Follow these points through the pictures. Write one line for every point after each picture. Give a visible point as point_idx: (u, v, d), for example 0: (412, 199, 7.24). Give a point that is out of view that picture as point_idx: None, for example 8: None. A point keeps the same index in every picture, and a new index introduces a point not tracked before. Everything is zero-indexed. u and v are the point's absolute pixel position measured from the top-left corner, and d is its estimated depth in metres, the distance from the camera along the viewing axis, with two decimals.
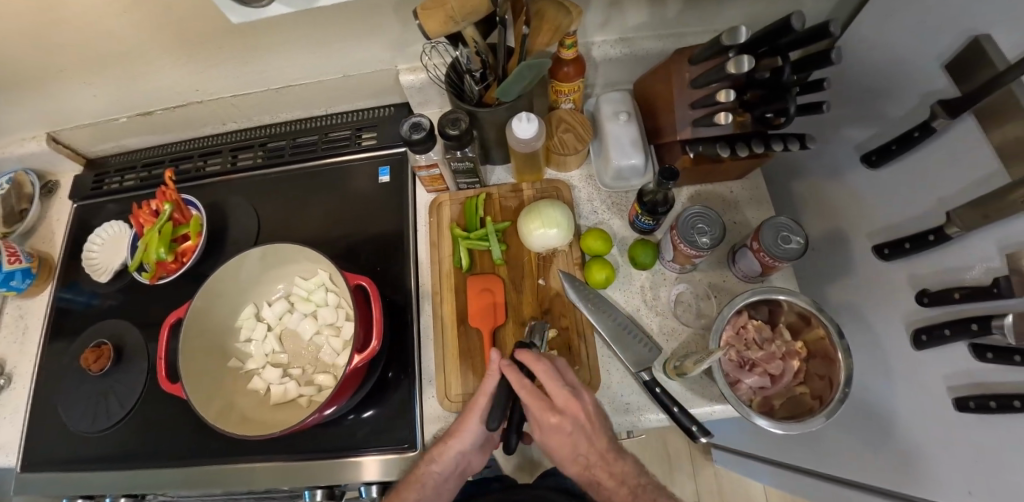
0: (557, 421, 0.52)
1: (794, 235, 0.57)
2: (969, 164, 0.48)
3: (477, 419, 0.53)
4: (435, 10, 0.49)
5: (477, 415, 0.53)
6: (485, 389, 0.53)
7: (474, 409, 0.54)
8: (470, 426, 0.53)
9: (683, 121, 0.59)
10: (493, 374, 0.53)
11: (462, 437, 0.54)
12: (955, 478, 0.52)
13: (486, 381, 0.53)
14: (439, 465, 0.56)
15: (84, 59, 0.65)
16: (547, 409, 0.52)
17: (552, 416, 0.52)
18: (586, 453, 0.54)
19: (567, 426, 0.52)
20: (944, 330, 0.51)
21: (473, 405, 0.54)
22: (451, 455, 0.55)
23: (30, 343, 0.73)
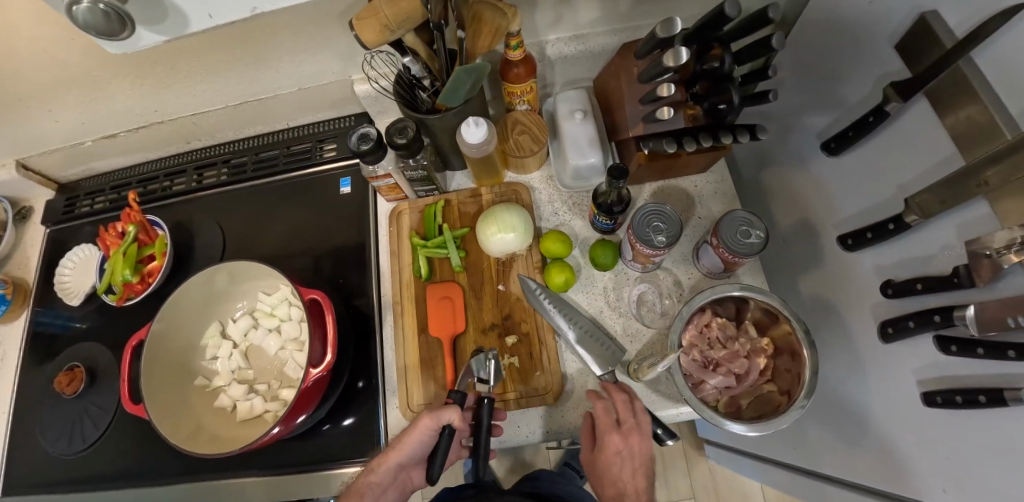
0: (615, 439, 0.52)
1: (754, 229, 0.55)
2: (926, 148, 0.47)
3: (419, 437, 0.54)
4: (368, 20, 0.48)
5: (420, 435, 0.54)
6: (441, 416, 0.53)
7: (418, 428, 0.54)
8: (411, 441, 0.54)
9: (636, 118, 0.57)
10: (455, 410, 0.53)
11: (405, 448, 0.54)
12: (929, 477, 0.50)
13: (443, 411, 0.53)
14: (381, 476, 0.54)
15: (41, 87, 0.65)
16: (610, 427, 0.52)
17: (612, 435, 0.52)
18: (627, 480, 0.54)
19: (624, 448, 0.53)
20: (909, 322, 0.49)
21: (418, 425, 0.53)
22: (392, 467, 0.55)
23: (8, 368, 0.74)
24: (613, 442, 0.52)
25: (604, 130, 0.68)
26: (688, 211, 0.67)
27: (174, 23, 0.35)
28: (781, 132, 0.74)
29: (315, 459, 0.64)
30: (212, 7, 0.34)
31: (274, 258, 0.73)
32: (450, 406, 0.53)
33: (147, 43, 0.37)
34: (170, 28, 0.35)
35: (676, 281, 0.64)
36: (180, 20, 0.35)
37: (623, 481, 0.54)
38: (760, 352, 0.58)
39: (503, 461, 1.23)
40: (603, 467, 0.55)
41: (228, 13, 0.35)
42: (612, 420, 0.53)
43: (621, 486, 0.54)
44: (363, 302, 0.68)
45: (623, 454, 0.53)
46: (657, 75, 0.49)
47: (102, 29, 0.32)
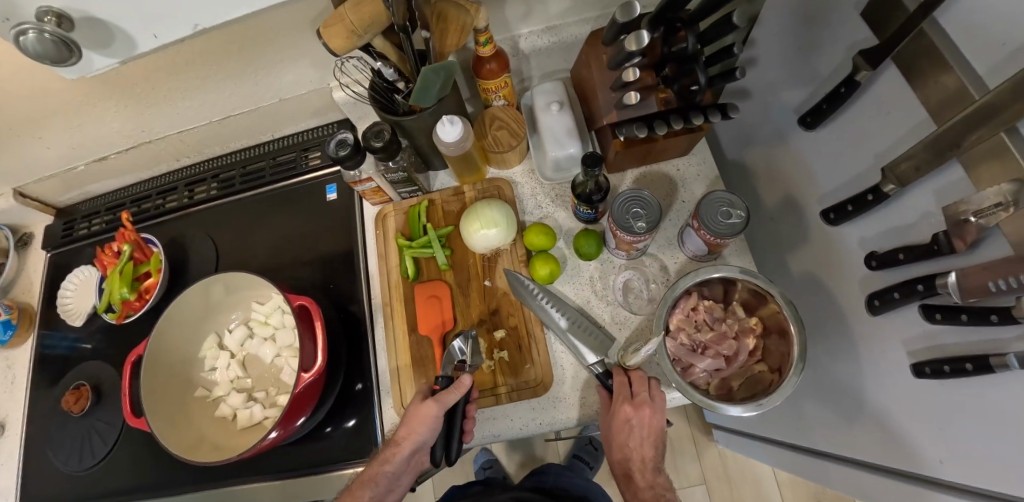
0: (627, 411, 0.53)
1: (735, 209, 0.55)
2: (902, 115, 0.46)
3: (426, 426, 0.52)
4: (335, 26, 0.48)
5: (428, 423, 0.52)
6: (446, 401, 0.52)
7: (423, 417, 0.52)
8: (417, 429, 0.52)
9: (609, 105, 0.57)
10: (457, 390, 0.53)
11: (411, 437, 0.53)
12: (926, 449, 0.49)
13: (448, 395, 0.53)
14: (393, 465, 0.54)
15: (28, 116, 0.67)
16: (622, 400, 0.53)
17: (624, 408, 0.53)
18: (636, 449, 0.56)
19: (635, 420, 0.53)
20: (894, 294, 0.49)
21: (423, 414, 0.53)
22: (405, 455, 0.53)
23: (19, 391, 0.76)
24: (625, 415, 0.53)
25: (583, 120, 0.68)
26: (671, 196, 0.67)
27: (122, 45, 0.37)
28: (762, 111, 0.73)
29: (319, 462, 0.65)
30: (154, 27, 0.36)
31: (266, 268, 0.74)
32: (452, 390, 0.53)
33: (101, 66, 0.39)
34: (120, 50, 0.38)
35: (662, 266, 0.64)
36: (127, 42, 0.37)
37: (631, 449, 0.56)
38: (749, 332, 0.58)
39: (513, 456, 1.24)
40: (612, 438, 0.56)
41: (173, 32, 0.37)
42: (625, 393, 0.54)
43: (629, 453, 0.56)
44: (356, 306, 0.69)
45: (634, 424, 0.53)
46: (623, 60, 0.49)
47: (55, 56, 0.35)
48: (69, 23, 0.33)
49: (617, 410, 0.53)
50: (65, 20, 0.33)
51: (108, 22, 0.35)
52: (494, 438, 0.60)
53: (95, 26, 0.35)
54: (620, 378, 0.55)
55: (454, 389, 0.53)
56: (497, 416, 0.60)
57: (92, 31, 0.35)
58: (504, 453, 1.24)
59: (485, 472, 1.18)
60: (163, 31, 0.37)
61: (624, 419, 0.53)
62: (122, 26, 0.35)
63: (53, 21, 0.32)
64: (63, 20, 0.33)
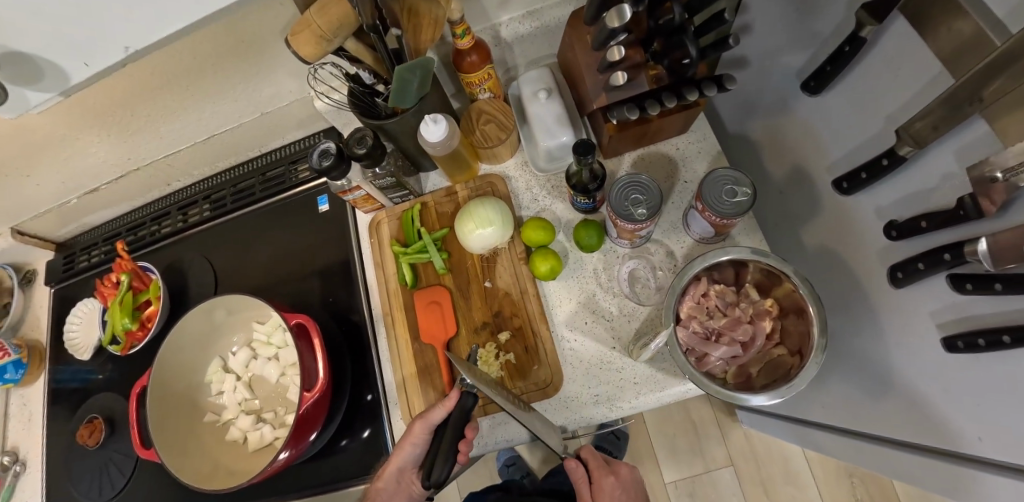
0: (610, 479, 0.58)
1: (740, 187, 0.52)
2: (916, 70, 0.43)
3: (412, 443, 0.53)
4: (303, 33, 0.46)
5: (415, 439, 0.53)
6: (431, 419, 0.52)
7: (411, 435, 0.53)
8: (405, 447, 0.53)
9: (597, 88, 0.55)
10: (442, 408, 0.51)
11: (400, 454, 0.54)
12: (963, 426, 0.46)
13: (431, 413, 0.52)
14: (385, 482, 0.56)
15: (13, 157, 0.66)
16: (601, 470, 0.59)
17: (607, 477, 0.58)
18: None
19: (618, 482, 0.59)
20: (918, 264, 0.46)
21: (411, 432, 0.53)
22: (394, 471, 0.55)
23: (37, 427, 0.77)
24: (610, 484, 0.58)
25: (573, 105, 0.65)
26: (673, 177, 0.64)
27: (54, 78, 0.35)
28: (761, 78, 0.69)
29: (334, 477, 0.64)
30: (82, 54, 0.34)
31: (264, 286, 0.73)
32: (437, 408, 0.51)
33: (38, 102, 0.37)
34: (52, 83, 0.36)
35: (668, 251, 0.61)
36: (58, 75, 0.35)
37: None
38: (765, 315, 0.55)
39: (535, 452, 1.22)
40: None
41: (104, 58, 0.35)
42: (598, 461, 0.60)
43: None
44: (357, 318, 0.68)
45: (621, 488, 0.59)
46: (607, 39, 0.46)
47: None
48: None
49: (602, 481, 0.58)
50: None
51: (30, 55, 0.33)
52: (510, 443, 0.58)
53: (19, 61, 0.33)
54: (589, 453, 0.61)
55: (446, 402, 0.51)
56: (508, 421, 0.58)
57: (17, 67, 0.33)
58: (525, 450, 1.22)
59: (508, 470, 1.17)
60: (93, 58, 0.35)
61: (611, 489, 0.58)
62: (47, 57, 0.33)
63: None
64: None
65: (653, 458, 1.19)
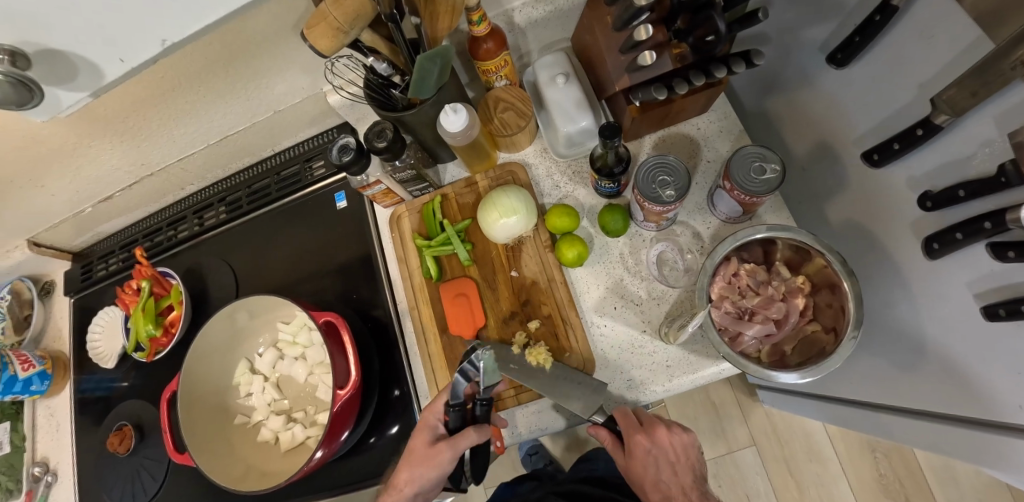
0: (642, 441, 0.50)
1: (769, 163, 0.51)
2: (948, 37, 0.42)
3: (434, 468, 0.49)
4: (318, 26, 0.45)
5: (436, 465, 0.49)
6: (461, 447, 0.50)
7: (435, 461, 0.49)
8: (423, 471, 0.49)
9: (619, 70, 0.54)
10: (477, 437, 0.50)
11: (415, 474, 0.50)
12: (1003, 395, 0.45)
13: (464, 441, 0.50)
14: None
15: (27, 169, 0.65)
16: (632, 429, 0.51)
17: (637, 437, 0.50)
18: (665, 482, 0.52)
19: (652, 447, 0.51)
20: (955, 234, 0.45)
21: (435, 457, 0.49)
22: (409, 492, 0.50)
23: (66, 436, 0.78)
24: (641, 445, 0.50)
25: (591, 89, 0.64)
26: (695, 157, 0.63)
27: (88, 75, 0.35)
28: (783, 52, 0.68)
29: (366, 474, 0.64)
30: (120, 50, 0.34)
31: (286, 286, 0.73)
32: (472, 437, 0.50)
33: (71, 101, 0.37)
34: (86, 81, 0.35)
35: (694, 232, 0.61)
36: (93, 70, 0.34)
37: (666, 484, 0.52)
38: (797, 292, 0.54)
39: (557, 440, 1.23)
40: (638, 479, 0.51)
41: (140, 53, 0.35)
42: (632, 423, 0.51)
43: (665, 489, 0.51)
44: (380, 313, 0.67)
45: (655, 453, 0.51)
46: (631, 19, 0.45)
47: (14, 97, 0.33)
48: (24, 59, 0.31)
49: (632, 442, 0.50)
50: (20, 56, 0.31)
51: (62, 51, 0.32)
52: (544, 431, 0.58)
53: (53, 59, 0.32)
54: (623, 417, 0.52)
55: (480, 434, 0.51)
56: (544, 410, 0.58)
57: (51, 66, 0.33)
58: (548, 438, 1.23)
59: (532, 459, 1.17)
60: (131, 53, 0.34)
61: (643, 453, 0.50)
62: (84, 55, 0.33)
63: (6, 60, 0.30)
64: (18, 56, 0.30)
65: None
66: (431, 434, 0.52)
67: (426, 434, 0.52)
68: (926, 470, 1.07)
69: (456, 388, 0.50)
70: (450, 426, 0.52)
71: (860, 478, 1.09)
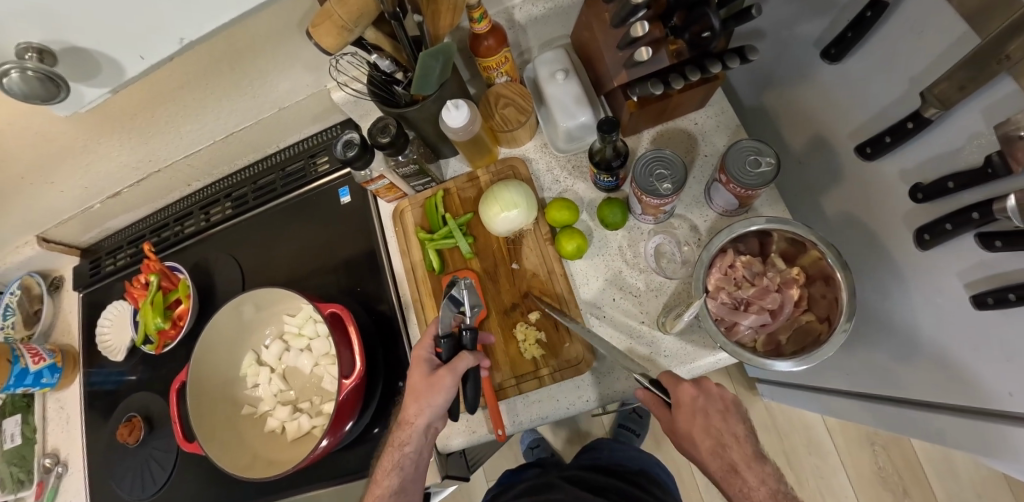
0: (690, 389, 0.45)
1: (763, 157, 0.52)
2: (934, 34, 0.44)
3: (442, 396, 0.49)
4: (324, 24, 0.47)
5: (445, 393, 0.50)
6: (460, 369, 0.50)
7: (438, 386, 0.49)
8: (433, 401, 0.49)
9: (617, 65, 0.55)
10: (471, 360, 0.51)
11: (426, 411, 0.50)
12: (994, 381, 0.46)
13: (460, 362, 0.50)
14: (413, 445, 0.51)
15: (38, 165, 0.67)
16: (676, 381, 0.46)
17: (685, 387, 0.45)
18: (717, 429, 0.44)
19: (702, 398, 0.45)
20: (945, 226, 0.46)
21: (438, 383, 0.49)
22: (420, 430, 0.51)
23: (76, 429, 0.79)
24: (690, 395, 0.45)
25: (591, 85, 0.65)
26: (692, 152, 0.64)
27: (110, 72, 0.36)
28: (780, 48, 0.69)
29: (369, 464, 0.65)
30: (139, 47, 0.35)
31: (291, 279, 0.74)
32: (467, 358, 0.50)
33: (92, 98, 0.38)
34: (107, 79, 0.36)
35: (692, 225, 0.62)
36: (115, 67, 0.36)
37: (718, 436, 0.44)
38: (792, 283, 0.55)
39: (559, 434, 1.25)
40: (687, 437, 0.44)
41: (159, 50, 0.36)
42: (676, 378, 0.47)
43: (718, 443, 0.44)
44: (384, 307, 0.69)
45: (706, 405, 0.45)
46: (628, 15, 0.46)
47: (42, 93, 0.33)
48: (50, 56, 0.32)
49: (679, 391, 0.45)
50: (47, 53, 0.32)
51: (86, 49, 0.33)
52: (543, 420, 0.59)
53: (77, 55, 0.34)
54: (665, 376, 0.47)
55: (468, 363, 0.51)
56: (544, 399, 0.59)
57: (76, 64, 0.34)
58: (549, 432, 1.25)
59: (533, 452, 1.19)
60: (149, 50, 0.36)
61: (690, 399, 0.44)
62: (107, 53, 0.34)
63: (34, 56, 0.32)
64: (45, 54, 0.32)
65: None
66: (427, 366, 0.51)
67: (422, 367, 0.51)
68: (924, 461, 1.08)
69: (446, 318, 0.51)
70: (443, 356, 0.51)
71: (859, 471, 1.11)
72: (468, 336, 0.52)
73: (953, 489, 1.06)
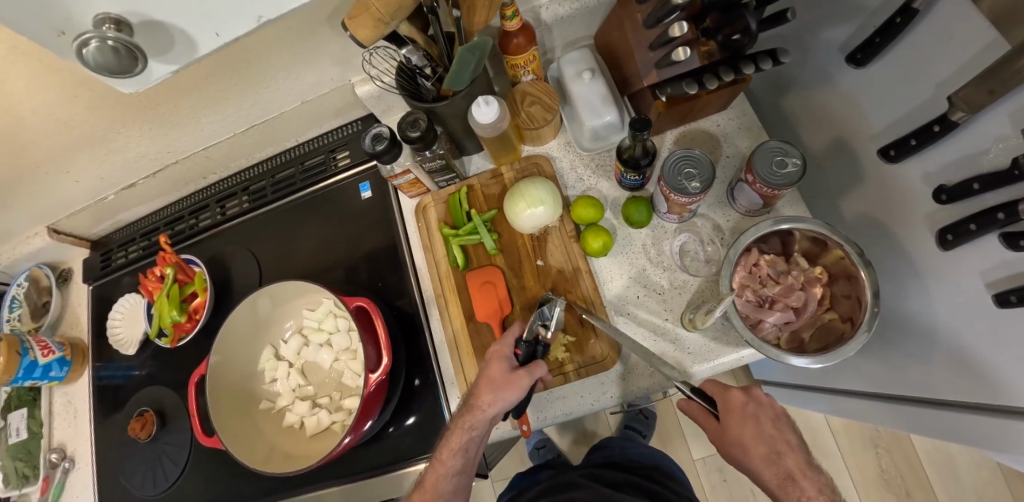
0: (739, 393, 0.47)
1: (789, 157, 0.53)
2: (963, 41, 0.45)
3: (517, 394, 0.49)
4: (361, 17, 0.46)
5: (518, 393, 0.49)
6: (536, 373, 0.51)
7: (516, 383, 0.50)
8: (509, 397, 0.49)
9: (647, 65, 0.56)
10: (545, 369, 0.52)
11: (497, 404, 0.49)
12: (1013, 379, 0.47)
13: (540, 366, 0.52)
14: (478, 432, 0.51)
15: (57, 153, 0.66)
16: (725, 387, 0.48)
17: (735, 392, 0.47)
18: (770, 436, 0.46)
19: (752, 403, 0.47)
20: (969, 226, 0.47)
21: (516, 380, 0.50)
22: (487, 422, 0.50)
23: (84, 423, 0.78)
24: (740, 399, 0.47)
25: (615, 85, 0.66)
26: (716, 152, 0.65)
27: (182, 48, 0.36)
28: (802, 52, 0.70)
29: (387, 460, 0.65)
30: (216, 24, 0.35)
31: (309, 274, 0.74)
32: (544, 365, 0.52)
33: (159, 76, 0.38)
34: (179, 56, 0.37)
35: (715, 225, 0.63)
36: (187, 44, 0.36)
37: (771, 442, 0.46)
38: (815, 282, 0.56)
39: (565, 435, 1.25)
40: (739, 443, 0.46)
41: (234, 29, 0.36)
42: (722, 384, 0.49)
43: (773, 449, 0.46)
44: (405, 303, 0.68)
45: (756, 410, 0.47)
46: (665, 16, 0.47)
47: (118, 67, 0.33)
48: (128, 28, 0.32)
49: (731, 395, 0.47)
50: (125, 25, 0.32)
51: (166, 23, 0.33)
52: (567, 416, 0.59)
53: (153, 30, 0.33)
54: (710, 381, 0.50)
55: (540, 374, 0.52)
56: (568, 395, 0.59)
57: (149, 37, 0.34)
58: (555, 432, 1.25)
59: (540, 452, 1.18)
60: (225, 28, 0.36)
61: (740, 404, 0.47)
62: (184, 28, 0.34)
63: (112, 27, 0.31)
64: (123, 25, 0.32)
65: (682, 436, 1.21)
66: (507, 363, 0.52)
67: (503, 362, 0.52)
68: (927, 464, 1.10)
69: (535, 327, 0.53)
70: (522, 356, 0.53)
71: (863, 473, 1.12)
72: (544, 350, 0.54)
73: (956, 491, 1.07)
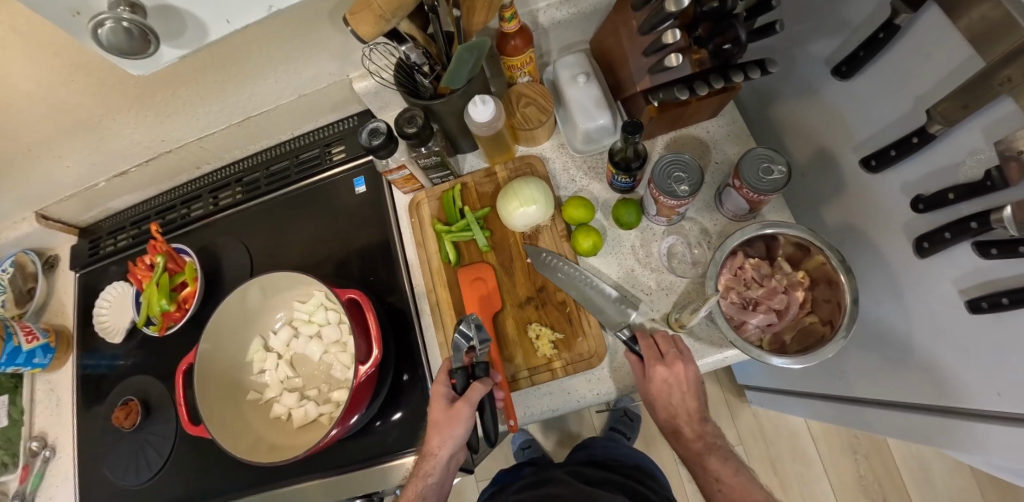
0: (662, 370, 0.54)
1: (775, 164, 0.54)
2: (940, 57, 0.47)
3: (461, 427, 0.51)
4: (362, 13, 0.47)
5: (463, 424, 0.51)
6: (474, 399, 0.52)
7: (456, 418, 0.51)
8: (454, 432, 0.51)
9: (641, 70, 0.57)
10: (484, 388, 0.53)
11: (447, 440, 0.52)
12: (983, 383, 0.48)
13: (474, 391, 0.52)
14: (436, 476, 0.53)
15: (49, 138, 0.66)
16: (653, 358, 0.55)
17: (658, 367, 0.54)
18: (675, 403, 0.55)
19: (672, 378, 0.54)
20: (944, 234, 0.48)
21: (454, 414, 0.51)
22: (444, 462, 0.53)
23: (66, 412, 0.77)
24: (660, 374, 0.54)
25: (608, 89, 0.68)
26: (705, 158, 0.67)
27: (193, 33, 0.36)
28: (790, 63, 0.72)
29: (374, 453, 0.65)
30: (227, 12, 0.35)
31: (300, 267, 0.74)
32: (479, 387, 0.52)
33: (169, 58, 0.38)
34: (189, 40, 0.37)
35: (702, 228, 0.64)
36: (199, 28, 0.36)
37: (675, 406, 0.56)
38: (797, 286, 0.58)
39: (550, 435, 1.26)
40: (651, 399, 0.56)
41: (245, 17, 0.37)
42: (653, 353, 0.55)
43: (674, 410, 0.56)
44: (396, 298, 0.69)
45: (672, 383, 0.54)
46: (659, 23, 0.48)
47: (129, 47, 0.33)
48: (141, 10, 0.32)
49: (652, 371, 0.54)
50: (139, 7, 0.32)
51: (179, 8, 0.34)
52: (553, 413, 0.60)
53: (167, 14, 0.34)
54: (644, 340, 0.56)
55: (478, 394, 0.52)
56: (555, 391, 0.60)
57: (161, 20, 0.34)
58: (540, 432, 1.25)
59: (526, 452, 1.19)
60: (237, 16, 0.36)
61: (661, 379, 0.54)
62: (196, 13, 0.35)
63: (127, 9, 0.31)
64: (137, 8, 0.32)
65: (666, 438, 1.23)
66: (446, 399, 0.53)
67: (441, 400, 0.53)
68: (903, 470, 1.12)
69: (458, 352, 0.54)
70: (457, 386, 0.54)
71: (841, 478, 1.14)
72: (479, 370, 0.54)
73: (930, 496, 1.10)
